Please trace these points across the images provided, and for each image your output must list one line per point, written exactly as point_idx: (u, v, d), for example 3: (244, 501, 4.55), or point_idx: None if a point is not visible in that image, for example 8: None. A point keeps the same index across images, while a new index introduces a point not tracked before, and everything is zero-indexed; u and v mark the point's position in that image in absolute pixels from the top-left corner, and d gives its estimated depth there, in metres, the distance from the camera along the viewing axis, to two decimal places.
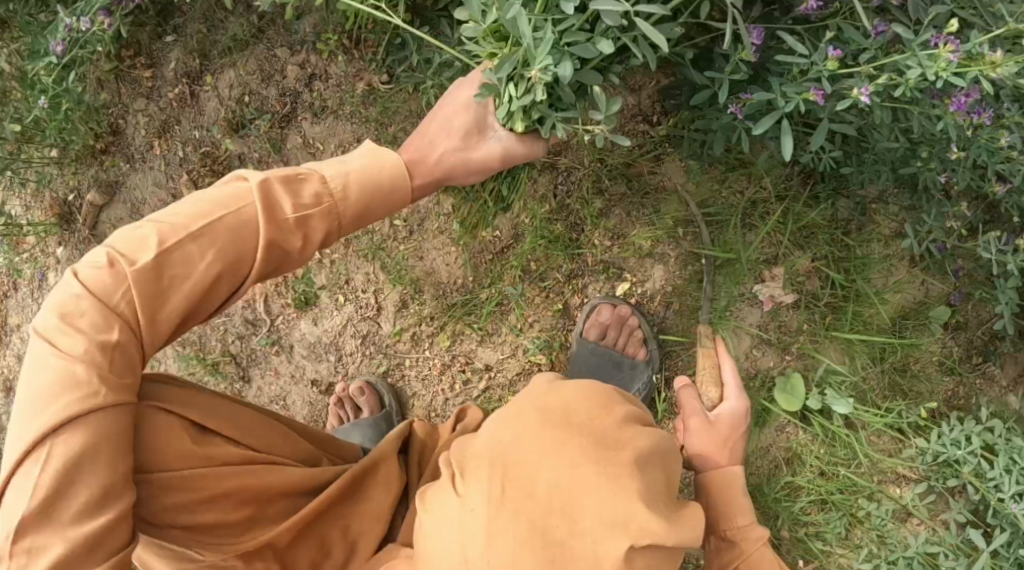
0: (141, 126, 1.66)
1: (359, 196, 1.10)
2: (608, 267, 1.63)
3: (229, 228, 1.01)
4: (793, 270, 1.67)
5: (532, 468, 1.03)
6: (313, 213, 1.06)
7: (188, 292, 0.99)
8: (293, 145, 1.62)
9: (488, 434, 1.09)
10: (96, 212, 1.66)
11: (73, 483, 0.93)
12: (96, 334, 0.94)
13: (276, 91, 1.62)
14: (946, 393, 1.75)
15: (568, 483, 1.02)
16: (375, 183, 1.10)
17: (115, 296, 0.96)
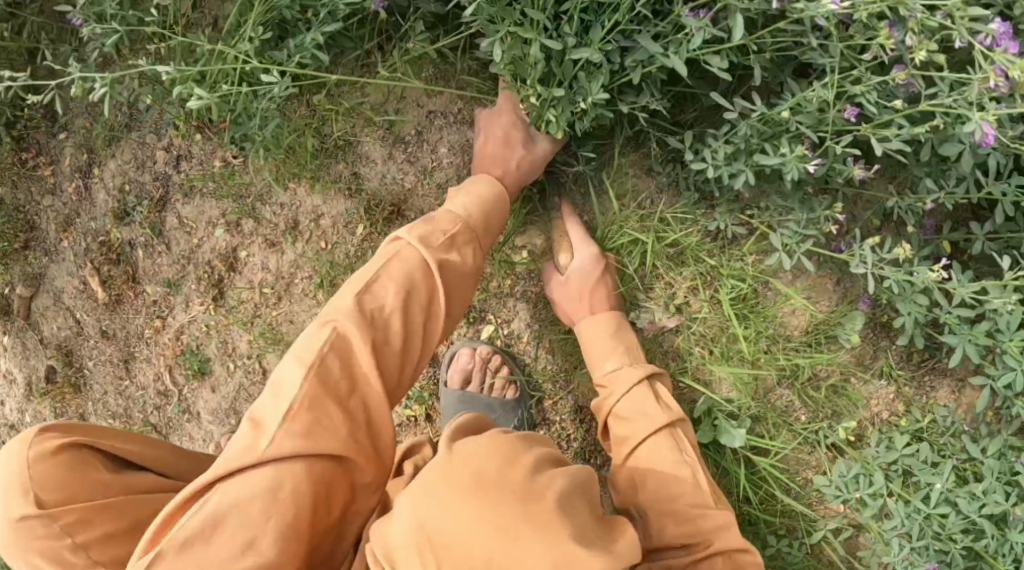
0: (50, 221, 1.81)
1: (484, 215, 1.31)
2: (470, 311, 1.60)
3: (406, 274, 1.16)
4: (669, 294, 1.56)
5: (455, 540, 0.90)
6: (459, 233, 1.26)
7: (390, 362, 1.10)
8: (171, 226, 1.73)
9: (405, 510, 0.95)
10: (28, 303, 1.83)
11: (244, 526, 0.91)
12: (323, 392, 1.01)
13: (150, 176, 1.73)
14: (875, 404, 1.58)
15: (502, 550, 0.90)
16: (486, 201, 1.32)
17: (333, 350, 1.05)
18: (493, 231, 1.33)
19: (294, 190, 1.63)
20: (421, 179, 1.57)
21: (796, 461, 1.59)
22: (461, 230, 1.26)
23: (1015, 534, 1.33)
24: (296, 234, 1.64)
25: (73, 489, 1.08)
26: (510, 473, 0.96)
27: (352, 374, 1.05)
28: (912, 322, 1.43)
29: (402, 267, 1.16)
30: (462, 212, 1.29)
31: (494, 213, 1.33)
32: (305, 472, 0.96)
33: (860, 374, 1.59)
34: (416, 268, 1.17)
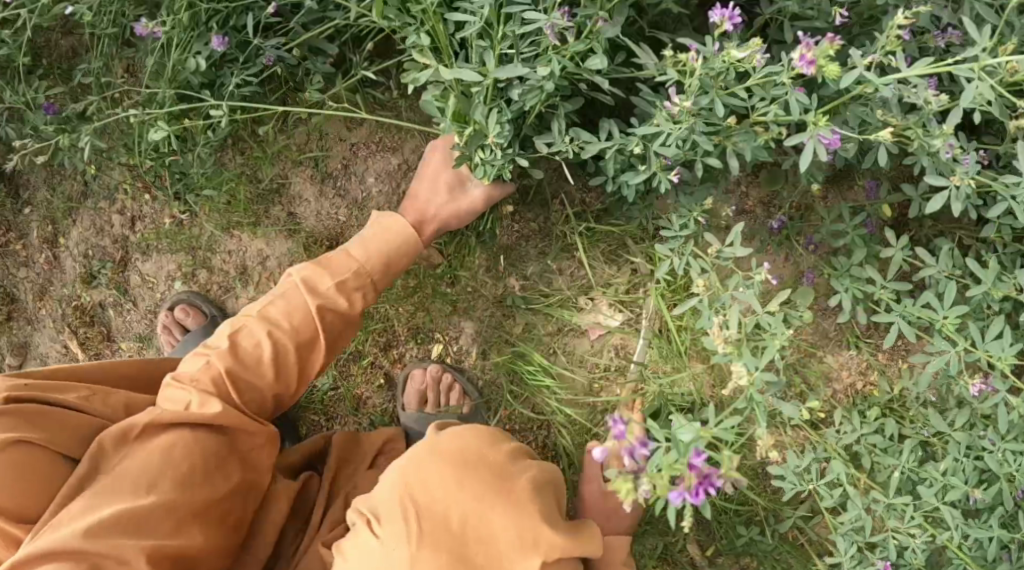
0: (27, 291, 1.89)
1: (385, 258, 1.35)
2: (418, 333, 1.63)
3: (284, 311, 1.27)
4: (612, 290, 1.58)
5: (437, 502, 1.07)
6: (354, 276, 1.32)
7: (260, 389, 1.25)
8: (135, 284, 1.80)
9: (386, 480, 1.12)
10: (17, 371, 1.91)
11: (145, 475, 1.13)
12: (208, 394, 1.20)
13: (110, 240, 1.80)
14: (846, 369, 1.62)
15: (482, 516, 1.06)
16: (392, 244, 1.36)
17: (200, 376, 1.21)
18: (395, 272, 1.37)
19: (239, 237, 1.68)
20: (353, 211, 1.61)
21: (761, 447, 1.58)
22: (354, 275, 1.32)
23: (978, 525, 1.32)
24: (246, 279, 1.69)
25: (20, 493, 1.11)
26: (488, 458, 1.12)
27: (229, 390, 1.22)
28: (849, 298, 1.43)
29: (283, 307, 1.27)
30: (362, 260, 1.33)
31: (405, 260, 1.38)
32: (193, 437, 1.18)
33: (818, 350, 1.62)
34: (296, 308, 1.27)
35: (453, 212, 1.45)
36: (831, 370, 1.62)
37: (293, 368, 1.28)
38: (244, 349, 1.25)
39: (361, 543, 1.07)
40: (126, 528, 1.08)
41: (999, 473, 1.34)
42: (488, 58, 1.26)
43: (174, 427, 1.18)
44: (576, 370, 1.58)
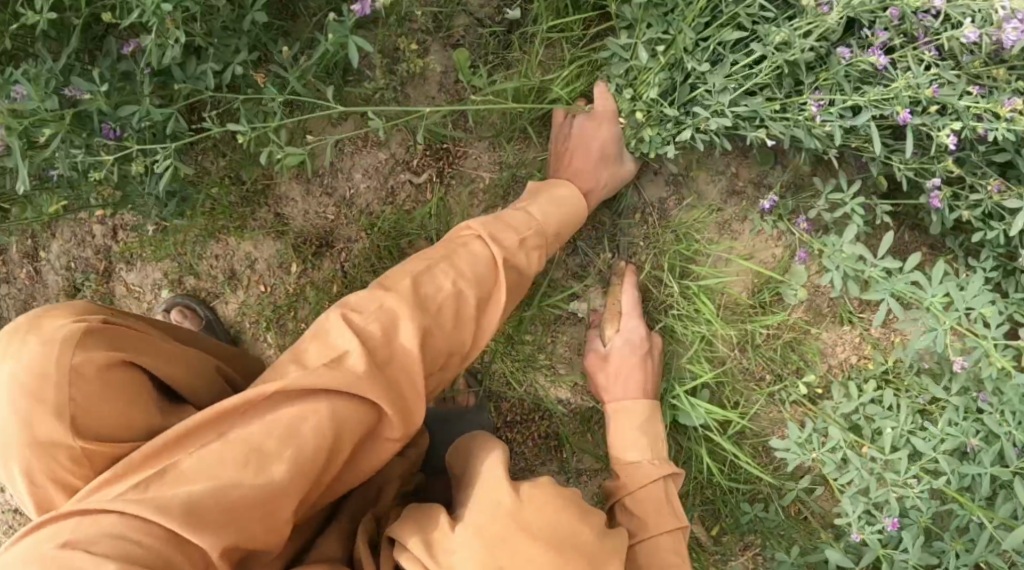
0: (8, 309, 1.85)
1: (560, 224, 1.36)
2: None
3: (472, 260, 1.20)
4: (607, 274, 1.58)
5: None
6: (533, 235, 1.30)
7: (440, 342, 1.13)
8: (120, 295, 1.76)
9: (466, 545, 1.03)
10: None
11: (259, 457, 0.96)
12: (371, 353, 1.06)
13: (92, 251, 1.77)
14: (843, 345, 1.62)
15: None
16: (562, 215, 1.36)
17: (371, 320, 1.08)
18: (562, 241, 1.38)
19: (228, 241, 1.66)
20: (342, 209, 1.59)
21: (764, 423, 1.60)
22: (537, 233, 1.31)
23: (970, 464, 1.33)
24: (235, 283, 1.67)
25: (108, 415, 0.97)
26: (579, 538, 1.06)
27: (394, 346, 1.08)
28: (841, 276, 1.47)
29: (471, 257, 1.21)
30: (542, 219, 1.34)
31: (565, 231, 1.38)
32: (329, 418, 1.00)
33: (812, 327, 1.60)
34: (480, 260, 1.21)
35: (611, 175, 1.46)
36: (827, 345, 1.61)
37: (468, 329, 1.17)
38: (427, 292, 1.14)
39: None
40: (224, 513, 0.93)
41: (999, 431, 1.34)
42: (724, 63, 1.33)
43: (306, 397, 1.00)
44: (576, 355, 1.59)
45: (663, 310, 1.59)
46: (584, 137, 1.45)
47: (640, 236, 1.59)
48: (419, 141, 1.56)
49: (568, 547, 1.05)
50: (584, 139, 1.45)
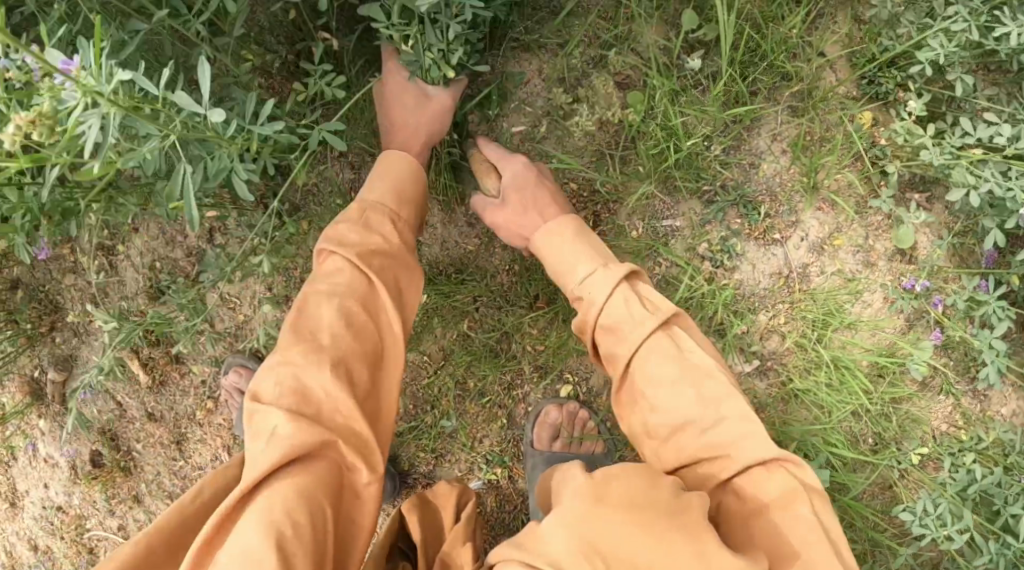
0: (76, 302, 1.74)
1: (396, 194, 1.30)
2: (545, 371, 1.52)
3: (335, 280, 1.18)
4: (747, 333, 1.54)
5: (629, 552, 0.91)
6: (373, 216, 1.26)
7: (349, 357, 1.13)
8: (212, 303, 1.63)
9: (552, 531, 0.93)
10: (62, 387, 1.77)
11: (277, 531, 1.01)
12: (296, 413, 1.06)
13: (183, 252, 1.63)
14: (940, 415, 1.56)
15: (664, 555, 0.91)
16: (398, 175, 1.32)
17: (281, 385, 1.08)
18: (411, 203, 1.32)
19: None
20: (485, 240, 1.51)
21: (880, 489, 1.56)
22: (390, 199, 1.29)
23: None
24: None
25: None
26: (649, 494, 0.96)
27: (314, 397, 1.08)
28: (997, 371, 1.46)
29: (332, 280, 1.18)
30: (369, 194, 1.29)
31: (413, 183, 1.34)
32: (302, 477, 1.03)
33: (934, 401, 1.56)
34: (343, 271, 1.19)
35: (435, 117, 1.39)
36: (935, 411, 1.56)
37: (371, 332, 1.17)
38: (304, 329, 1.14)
39: None
40: None
41: None
42: None
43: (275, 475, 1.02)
44: None
45: (796, 377, 1.54)
46: (397, 100, 1.37)
47: (781, 299, 1.54)
48: (574, 182, 1.51)
49: (647, 503, 0.95)
50: (402, 100, 1.37)
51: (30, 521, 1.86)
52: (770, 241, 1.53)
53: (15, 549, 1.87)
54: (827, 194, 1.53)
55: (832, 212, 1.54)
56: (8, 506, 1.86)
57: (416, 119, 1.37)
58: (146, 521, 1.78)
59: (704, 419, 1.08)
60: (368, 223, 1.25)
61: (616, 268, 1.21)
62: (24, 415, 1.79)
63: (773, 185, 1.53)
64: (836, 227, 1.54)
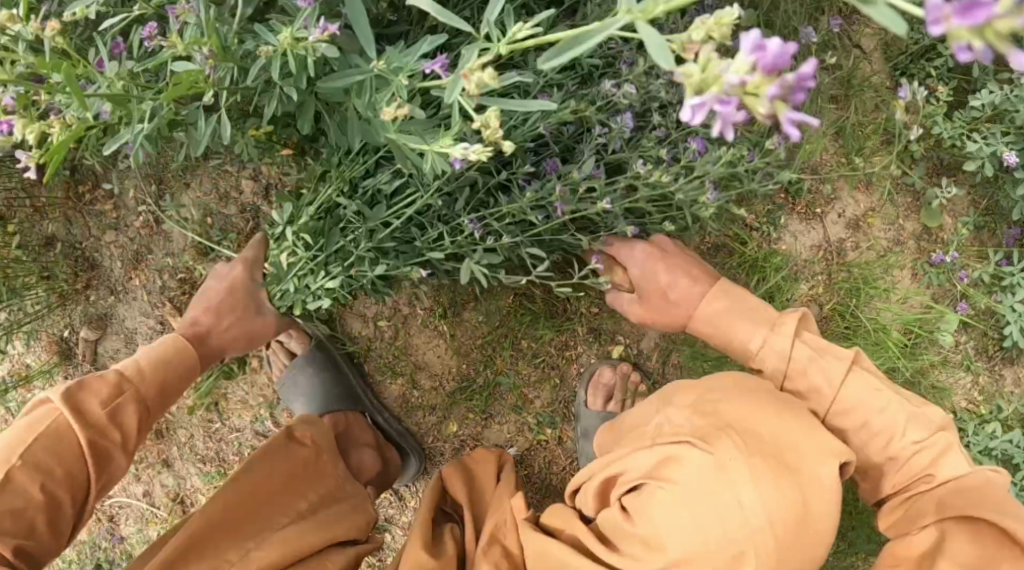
0: (115, 259, 1.73)
1: (159, 377, 1.24)
2: (599, 334, 1.56)
3: (48, 446, 1.10)
4: (788, 303, 1.61)
5: (746, 415, 1.06)
6: (121, 398, 1.18)
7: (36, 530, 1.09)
8: None
9: (679, 417, 1.10)
10: (93, 346, 1.74)
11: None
12: None
13: (235, 209, 1.65)
14: (964, 386, 1.65)
15: (781, 427, 1.05)
16: (162, 361, 1.26)
17: None
18: (170, 396, 1.26)
19: None
20: None
21: None
22: (154, 389, 1.23)
23: None
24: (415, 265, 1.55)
25: None
26: (751, 387, 1.11)
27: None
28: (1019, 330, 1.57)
29: (51, 446, 1.10)
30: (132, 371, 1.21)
31: (175, 370, 1.28)
32: None
33: (958, 372, 1.65)
34: (65, 451, 1.11)
35: (243, 331, 1.42)
36: (958, 382, 1.64)
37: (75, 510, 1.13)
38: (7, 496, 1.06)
39: (692, 465, 1.03)
40: None
41: None
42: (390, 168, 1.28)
43: None
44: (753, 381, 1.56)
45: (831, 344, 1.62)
46: (211, 289, 1.44)
47: (820, 271, 1.62)
48: None
49: (751, 388, 1.11)
50: (234, 293, 1.43)
51: None
52: (811, 216, 1.62)
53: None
54: (863, 177, 1.61)
55: (867, 191, 1.62)
56: None
57: (234, 326, 1.42)
58: (174, 489, 1.74)
59: (903, 454, 1.14)
60: (113, 405, 1.16)
61: (785, 323, 1.22)
62: (50, 376, 1.76)
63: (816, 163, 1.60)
64: (870, 206, 1.62)
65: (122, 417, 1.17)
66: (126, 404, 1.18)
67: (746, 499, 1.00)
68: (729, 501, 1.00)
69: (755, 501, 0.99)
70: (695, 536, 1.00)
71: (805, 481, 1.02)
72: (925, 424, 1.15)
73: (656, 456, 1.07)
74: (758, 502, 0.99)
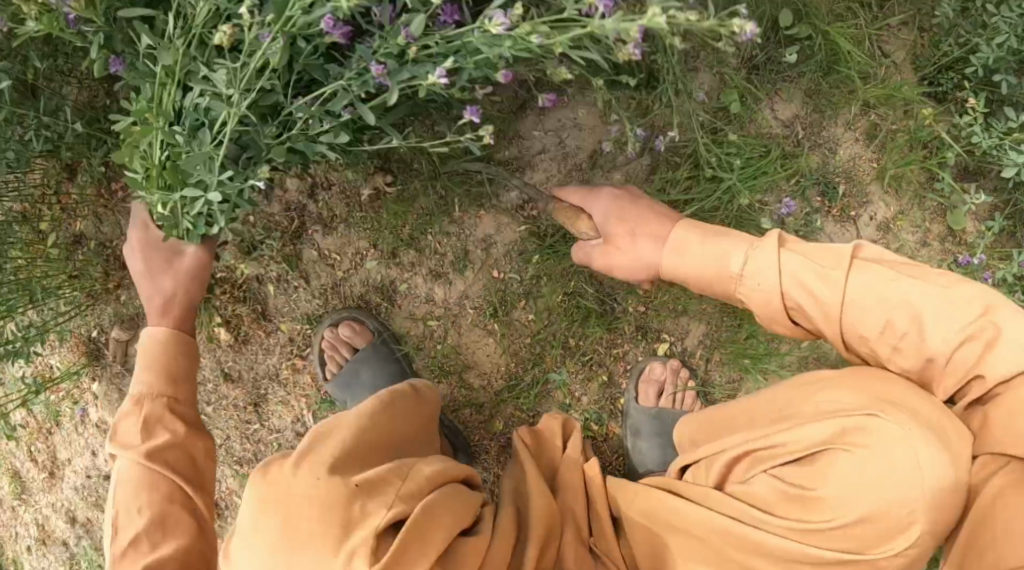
0: None
1: (167, 369, 1.25)
2: (645, 331, 1.59)
3: (128, 491, 1.14)
4: None
5: (909, 391, 1.08)
6: (147, 409, 1.21)
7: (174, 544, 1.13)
8: (310, 260, 1.62)
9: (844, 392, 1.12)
10: (124, 346, 1.72)
11: (424, 556, 1.02)
12: None
13: (280, 206, 1.60)
14: None
15: (937, 409, 1.06)
16: (167, 351, 1.26)
17: None
18: (188, 375, 1.27)
19: (461, 219, 1.56)
20: None
21: None
22: (167, 382, 1.24)
23: None
24: (466, 265, 1.57)
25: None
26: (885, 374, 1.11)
27: None
28: None
29: (129, 492, 1.14)
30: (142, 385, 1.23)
31: (183, 362, 1.27)
32: None
33: None
34: (137, 483, 1.15)
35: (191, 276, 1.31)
36: None
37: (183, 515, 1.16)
38: (130, 550, 1.11)
39: (873, 432, 1.06)
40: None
41: None
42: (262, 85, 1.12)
43: None
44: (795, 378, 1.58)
45: None
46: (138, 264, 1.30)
47: None
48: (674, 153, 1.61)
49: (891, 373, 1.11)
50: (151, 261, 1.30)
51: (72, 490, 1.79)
52: (845, 218, 1.65)
53: (49, 522, 1.80)
54: (894, 179, 1.64)
55: (896, 195, 1.67)
56: (50, 475, 1.79)
57: (178, 283, 1.30)
58: None
59: (943, 357, 1.06)
60: (147, 417, 1.20)
61: (766, 241, 1.16)
62: (77, 378, 1.73)
63: (850, 167, 1.64)
64: (898, 210, 1.67)
65: (143, 417, 1.20)
66: (150, 407, 1.21)
67: (921, 466, 1.03)
68: (906, 464, 1.03)
69: (927, 469, 1.03)
70: (862, 498, 1.06)
71: (960, 456, 1.04)
72: (961, 308, 1.05)
73: (835, 426, 1.09)
74: (926, 471, 1.03)
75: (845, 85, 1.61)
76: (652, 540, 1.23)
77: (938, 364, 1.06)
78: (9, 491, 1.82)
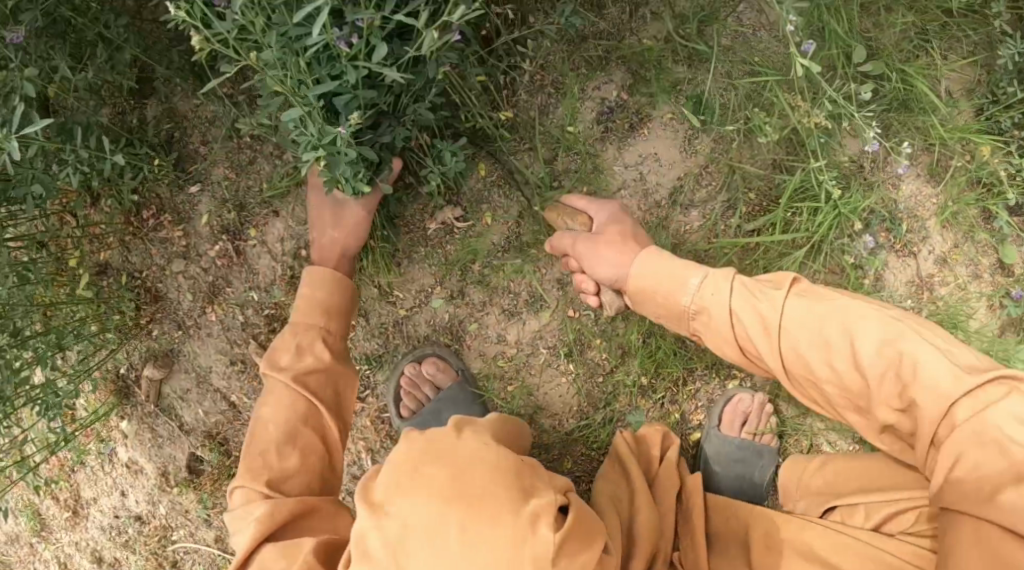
0: (181, 289, 1.58)
1: (325, 307, 1.31)
2: (717, 368, 1.56)
3: (281, 404, 1.22)
4: None
5: None
6: (299, 337, 1.27)
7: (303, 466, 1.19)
8: (370, 297, 1.52)
9: None
10: (158, 385, 1.61)
11: (592, 544, 1.00)
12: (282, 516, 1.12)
13: None
14: None
15: None
16: (321, 292, 1.31)
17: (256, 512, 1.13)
18: (343, 316, 1.33)
19: (538, 259, 1.50)
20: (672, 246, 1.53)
21: None
22: (319, 316, 1.30)
23: None
24: (539, 305, 1.52)
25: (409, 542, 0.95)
26: None
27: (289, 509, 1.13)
28: None
29: (277, 406, 1.22)
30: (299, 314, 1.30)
31: (341, 299, 1.33)
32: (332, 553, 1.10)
33: None
34: (283, 400, 1.23)
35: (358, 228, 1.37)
36: None
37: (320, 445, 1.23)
38: (268, 461, 1.18)
39: None
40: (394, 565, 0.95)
41: None
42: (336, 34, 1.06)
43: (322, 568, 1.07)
44: None
45: None
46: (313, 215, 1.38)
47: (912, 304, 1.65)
48: None
49: None
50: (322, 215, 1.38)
51: (99, 531, 1.69)
52: (906, 253, 1.65)
53: (71, 560, 1.71)
54: (950, 213, 1.63)
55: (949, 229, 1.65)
56: (76, 515, 1.69)
57: (343, 236, 1.37)
58: None
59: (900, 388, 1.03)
60: (299, 343, 1.27)
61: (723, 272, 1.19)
62: (105, 419, 1.62)
63: (911, 203, 1.64)
64: (955, 242, 1.65)
65: (297, 343, 1.27)
66: (302, 337, 1.27)
67: None
68: None
69: None
70: None
71: None
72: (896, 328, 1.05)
73: None
74: None
75: (909, 120, 1.59)
76: (771, 558, 1.26)
77: (872, 382, 1.05)
78: (27, 527, 1.71)
